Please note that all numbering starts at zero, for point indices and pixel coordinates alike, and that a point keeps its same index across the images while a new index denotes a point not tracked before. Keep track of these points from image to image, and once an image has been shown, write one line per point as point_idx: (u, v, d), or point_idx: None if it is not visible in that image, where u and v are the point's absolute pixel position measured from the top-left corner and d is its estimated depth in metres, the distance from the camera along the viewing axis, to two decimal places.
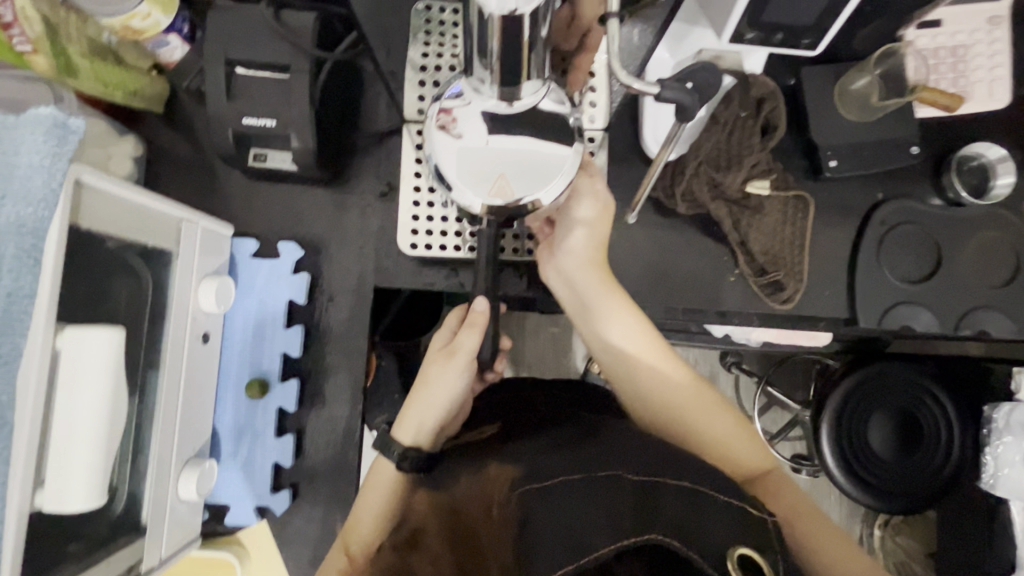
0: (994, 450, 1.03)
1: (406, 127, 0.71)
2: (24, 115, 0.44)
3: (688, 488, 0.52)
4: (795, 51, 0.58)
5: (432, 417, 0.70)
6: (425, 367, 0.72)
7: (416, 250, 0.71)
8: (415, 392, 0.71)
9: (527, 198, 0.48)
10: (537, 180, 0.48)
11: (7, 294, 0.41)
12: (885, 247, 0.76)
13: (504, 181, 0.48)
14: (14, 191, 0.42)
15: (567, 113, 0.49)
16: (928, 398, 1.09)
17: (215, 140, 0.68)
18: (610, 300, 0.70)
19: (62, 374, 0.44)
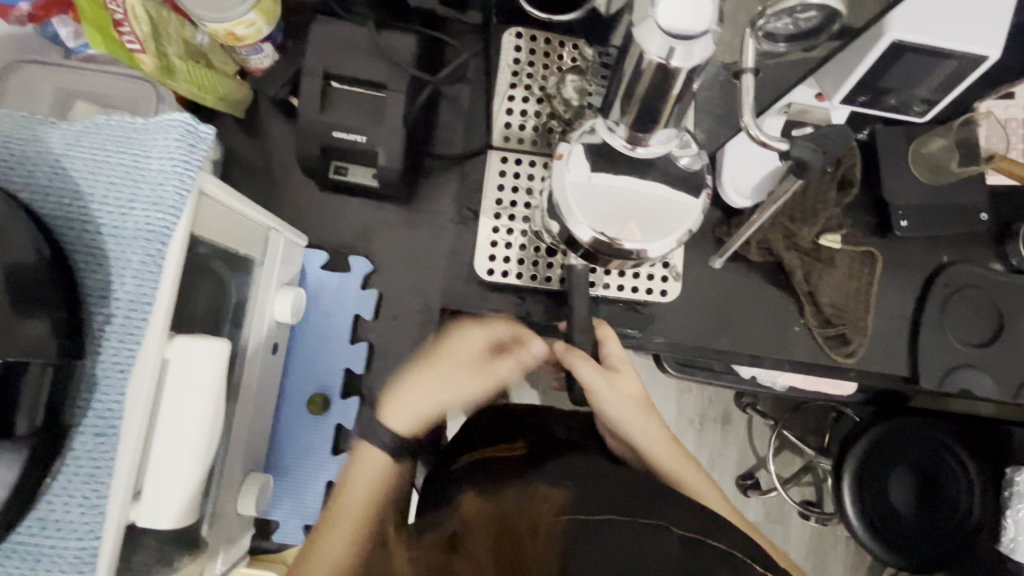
0: (1017, 514, 0.95)
1: (491, 152, 0.71)
2: (157, 119, 0.43)
3: (730, 554, 0.48)
4: (903, 118, 0.60)
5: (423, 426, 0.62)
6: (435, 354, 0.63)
7: (492, 276, 0.71)
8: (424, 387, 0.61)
9: (649, 246, 0.49)
10: (663, 232, 0.49)
11: (129, 300, 0.40)
12: (949, 310, 0.77)
13: (634, 225, 0.48)
14: (144, 195, 0.42)
15: (689, 157, 0.49)
16: (951, 457, 1.01)
17: (302, 152, 0.68)
18: (627, 403, 0.65)
19: (171, 384, 0.43)
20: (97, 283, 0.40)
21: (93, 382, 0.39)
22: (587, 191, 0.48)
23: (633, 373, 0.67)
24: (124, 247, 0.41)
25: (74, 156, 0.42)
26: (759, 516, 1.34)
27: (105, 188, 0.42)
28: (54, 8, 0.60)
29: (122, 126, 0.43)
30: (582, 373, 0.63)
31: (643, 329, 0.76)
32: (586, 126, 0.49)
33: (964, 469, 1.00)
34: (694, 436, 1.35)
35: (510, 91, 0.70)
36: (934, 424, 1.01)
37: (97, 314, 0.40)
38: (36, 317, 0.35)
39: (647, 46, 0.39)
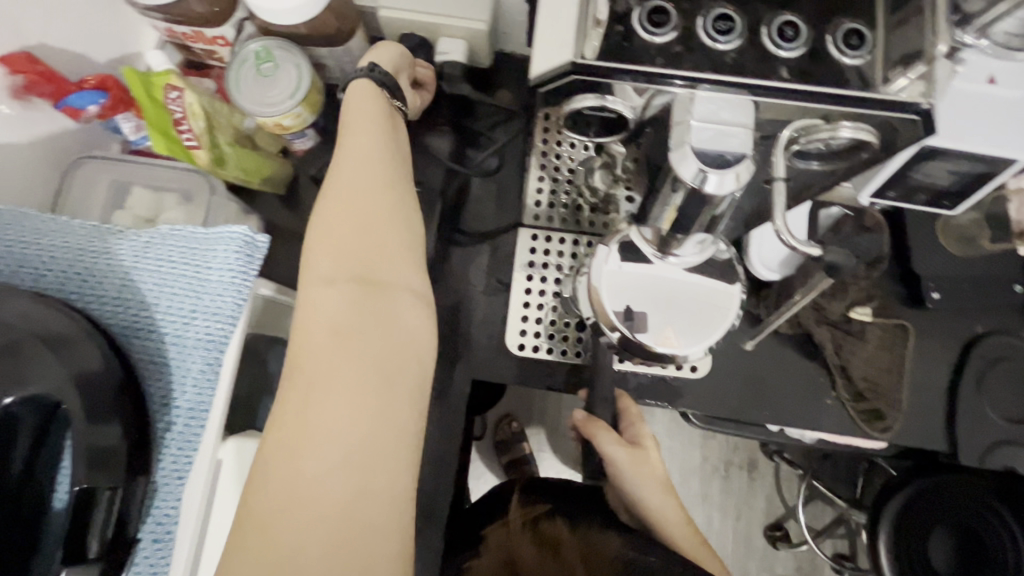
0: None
1: (521, 230, 0.74)
2: (215, 229, 0.46)
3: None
4: (932, 208, 0.64)
5: (359, 148, 0.51)
6: (369, 225, 0.48)
7: (524, 350, 0.73)
8: (359, 249, 0.48)
9: (688, 350, 0.53)
10: (702, 334, 0.53)
11: (188, 407, 0.43)
12: (986, 383, 0.75)
13: (671, 332, 0.53)
14: (204, 306, 0.44)
15: (727, 256, 0.54)
16: (993, 519, 0.89)
17: None
18: (651, 477, 0.64)
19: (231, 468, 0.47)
20: (158, 391, 0.42)
21: (152, 490, 0.41)
22: (619, 283, 0.53)
23: (655, 450, 0.67)
24: (185, 355, 0.44)
25: (141, 268, 0.45)
26: (789, 569, 1.29)
27: (168, 299, 0.44)
28: (118, 107, 0.65)
29: (185, 236, 0.46)
30: (606, 449, 0.64)
31: (672, 401, 0.76)
32: (622, 231, 0.53)
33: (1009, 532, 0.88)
34: (718, 483, 1.31)
35: (541, 169, 0.72)
36: (973, 479, 0.90)
37: (158, 421, 0.42)
38: (109, 423, 0.37)
39: (683, 171, 0.39)
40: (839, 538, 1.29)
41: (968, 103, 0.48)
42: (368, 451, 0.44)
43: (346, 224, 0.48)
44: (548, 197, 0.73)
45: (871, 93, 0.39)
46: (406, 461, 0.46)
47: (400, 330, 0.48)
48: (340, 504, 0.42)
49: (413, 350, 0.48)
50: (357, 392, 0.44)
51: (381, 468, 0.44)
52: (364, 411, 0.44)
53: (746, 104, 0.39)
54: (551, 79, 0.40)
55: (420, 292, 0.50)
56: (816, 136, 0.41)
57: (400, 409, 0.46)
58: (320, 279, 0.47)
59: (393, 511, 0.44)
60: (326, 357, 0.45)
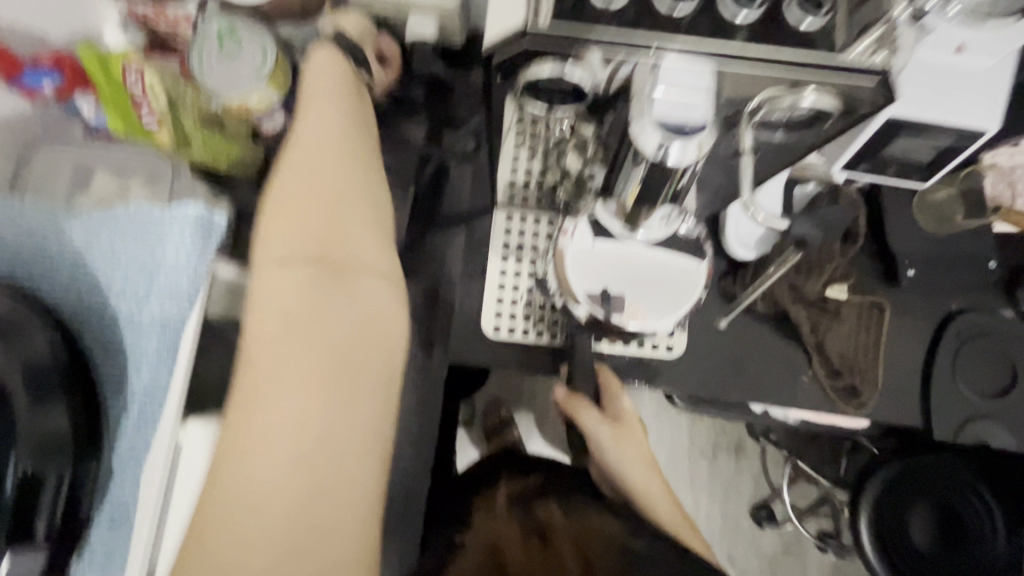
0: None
1: (496, 211, 0.74)
2: (169, 209, 0.45)
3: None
4: (905, 182, 0.63)
5: (317, 130, 0.49)
6: (328, 205, 0.46)
7: (499, 333, 0.74)
8: (319, 232, 0.45)
9: (656, 325, 0.52)
10: (669, 310, 0.53)
11: (143, 390, 0.42)
12: (960, 359, 0.76)
13: (637, 305, 0.52)
14: (159, 288, 0.43)
15: (698, 234, 0.53)
16: (970, 492, 0.91)
17: None
18: (632, 452, 0.66)
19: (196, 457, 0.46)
20: (112, 374, 0.42)
21: (109, 472, 0.41)
22: (585, 259, 0.52)
23: (635, 424, 0.69)
24: (141, 337, 0.43)
25: (94, 249, 0.44)
26: (774, 548, 1.31)
27: (122, 280, 0.43)
28: (76, 87, 0.64)
29: (138, 215, 0.44)
30: (587, 418, 0.66)
31: (650, 380, 0.75)
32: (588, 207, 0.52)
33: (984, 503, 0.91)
34: (705, 465, 1.32)
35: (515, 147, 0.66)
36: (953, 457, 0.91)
37: (113, 404, 0.42)
38: (53, 405, 0.36)
39: (643, 143, 0.39)
40: (824, 517, 1.30)
41: (931, 72, 0.49)
42: (326, 449, 0.43)
43: (305, 206, 0.46)
44: (524, 178, 0.70)
45: (834, 56, 0.38)
46: (371, 453, 0.45)
47: (363, 320, 0.46)
48: (293, 500, 0.41)
49: (378, 339, 0.46)
50: (312, 387, 0.43)
51: (340, 463, 0.43)
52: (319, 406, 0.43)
53: (708, 71, 0.38)
54: (506, 47, 0.39)
55: (384, 275, 0.48)
56: (779, 104, 0.41)
57: (363, 402, 0.45)
58: (274, 264, 0.44)
59: (350, 507, 0.44)
60: (277, 349, 0.43)
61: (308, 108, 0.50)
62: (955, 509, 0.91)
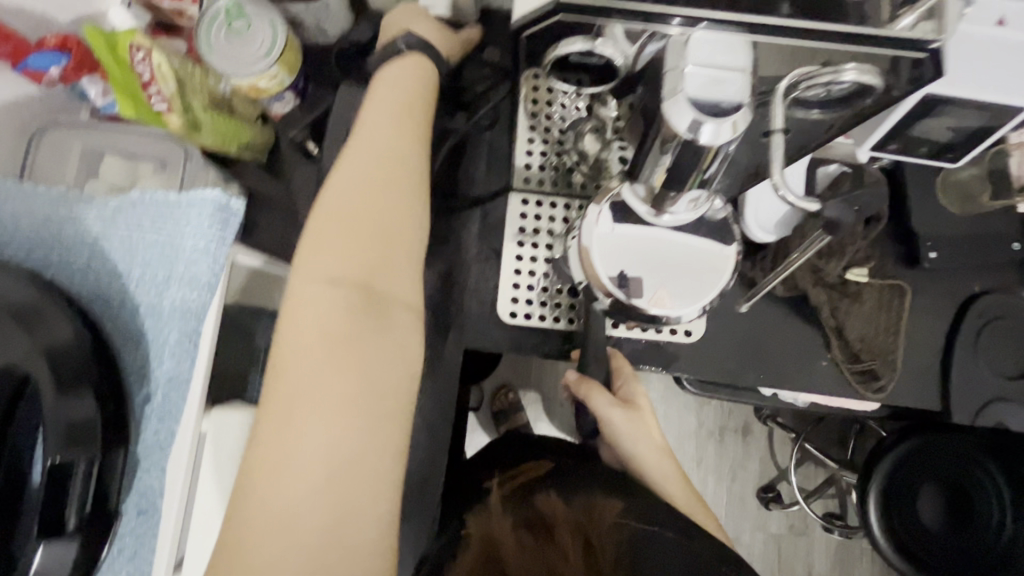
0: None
1: (511, 195, 0.73)
2: (188, 194, 0.44)
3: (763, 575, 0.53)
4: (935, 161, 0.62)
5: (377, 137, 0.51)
6: (378, 224, 0.48)
7: (516, 318, 0.73)
8: (365, 260, 0.47)
9: (681, 311, 0.52)
10: (695, 295, 0.52)
11: (167, 379, 0.41)
12: (980, 341, 0.75)
13: (663, 292, 0.51)
14: (179, 275, 0.43)
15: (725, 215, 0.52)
16: (977, 469, 0.92)
17: None
18: (645, 435, 0.67)
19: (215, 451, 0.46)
20: (135, 363, 0.41)
21: (135, 464, 0.40)
22: (608, 244, 0.51)
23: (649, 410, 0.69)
24: (162, 324, 0.42)
25: (111, 237, 0.43)
26: (781, 529, 1.31)
27: (141, 268, 0.43)
28: (83, 69, 0.61)
29: (157, 200, 0.44)
30: (597, 406, 0.66)
31: (666, 365, 0.75)
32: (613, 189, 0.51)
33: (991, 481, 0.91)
34: (713, 447, 1.32)
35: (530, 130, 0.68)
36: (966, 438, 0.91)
37: (137, 393, 0.41)
38: (81, 396, 0.36)
39: (676, 122, 0.37)
40: (830, 498, 1.31)
41: (970, 46, 0.47)
42: (353, 477, 0.43)
43: (359, 231, 0.47)
44: (539, 159, 0.70)
45: (876, 30, 0.37)
46: (387, 491, 0.45)
47: (398, 349, 0.47)
48: (322, 525, 0.42)
49: (404, 370, 0.47)
50: (346, 413, 0.43)
51: (363, 495, 0.44)
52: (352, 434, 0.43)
53: (744, 44, 0.37)
54: (538, 17, 0.38)
55: (415, 307, 0.49)
56: (817, 81, 0.39)
57: (383, 433, 0.45)
58: (321, 281, 0.45)
59: (365, 543, 0.43)
60: (310, 371, 0.43)
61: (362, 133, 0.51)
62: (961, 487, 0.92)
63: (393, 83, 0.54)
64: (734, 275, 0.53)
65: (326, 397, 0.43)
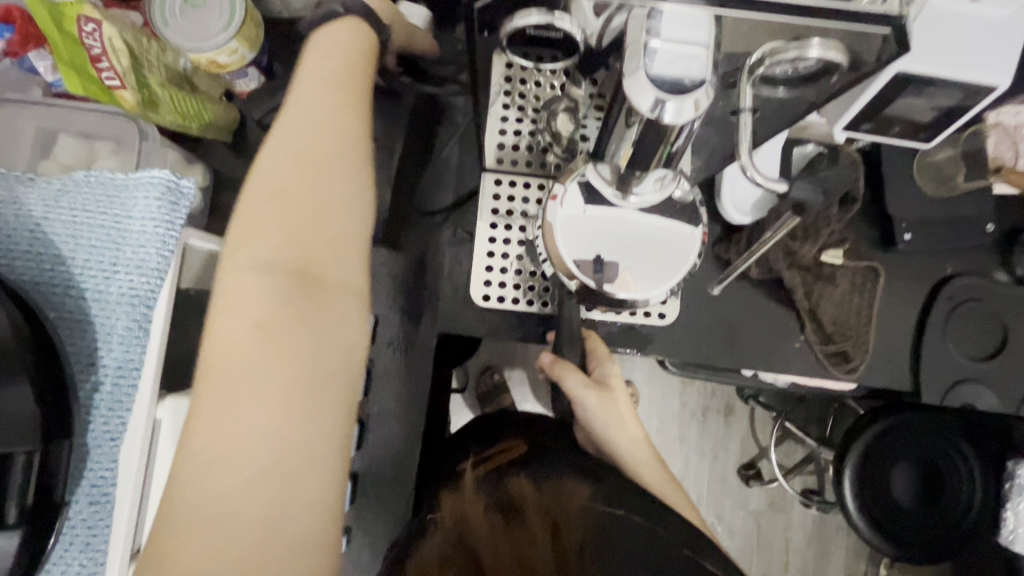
0: (1017, 506, 0.93)
1: (484, 175, 0.71)
2: (134, 175, 0.44)
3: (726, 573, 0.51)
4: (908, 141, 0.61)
5: (314, 111, 0.50)
6: (314, 206, 0.48)
7: (489, 301, 0.71)
8: (305, 241, 0.47)
9: (648, 294, 0.51)
10: (662, 278, 0.51)
11: (117, 365, 0.44)
12: (952, 323, 0.75)
13: (627, 275, 0.51)
14: (127, 260, 0.44)
15: (694, 199, 0.51)
16: (951, 447, 0.94)
17: None
18: (619, 418, 0.67)
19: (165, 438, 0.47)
20: (81, 353, 0.43)
21: (84, 453, 0.43)
22: (572, 223, 0.50)
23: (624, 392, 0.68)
24: (109, 312, 0.43)
25: (52, 220, 0.43)
26: (761, 506, 1.34)
27: (86, 253, 0.43)
28: (29, 42, 0.61)
29: (100, 182, 0.44)
30: (572, 386, 0.65)
31: (641, 348, 0.75)
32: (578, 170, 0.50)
33: (964, 458, 0.94)
34: (695, 427, 1.34)
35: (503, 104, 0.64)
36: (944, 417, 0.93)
37: (84, 383, 0.43)
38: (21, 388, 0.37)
39: (639, 102, 0.36)
40: (809, 475, 1.34)
41: (942, 22, 0.46)
42: (285, 461, 0.42)
43: (289, 216, 0.46)
44: (512, 139, 0.68)
45: (838, 6, 0.36)
46: (323, 477, 0.43)
47: (335, 333, 0.46)
48: (255, 512, 0.40)
49: (342, 353, 0.46)
50: (276, 394, 0.43)
51: (298, 479, 0.42)
52: (295, 414, 0.43)
53: (708, 19, 0.35)
54: None
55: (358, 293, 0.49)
56: (783, 58, 0.38)
57: (319, 415, 0.44)
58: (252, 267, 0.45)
59: (302, 530, 0.42)
60: (244, 354, 0.43)
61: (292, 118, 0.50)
62: (936, 463, 0.93)
63: (324, 47, 0.52)
64: (702, 256, 0.52)
65: (253, 380, 0.42)
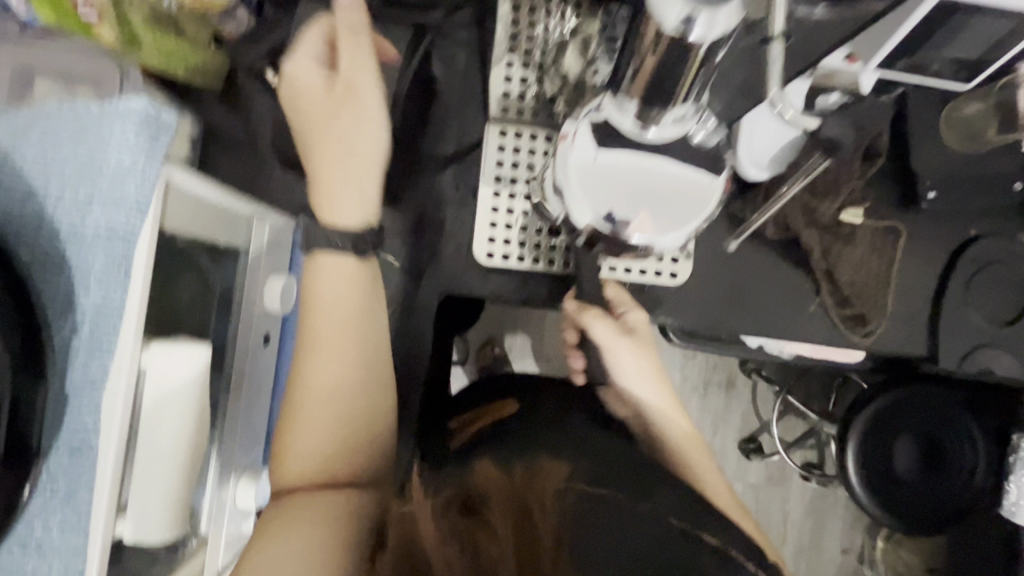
0: (1020, 479, 0.84)
1: (489, 125, 0.67)
2: (112, 104, 0.39)
3: (731, 556, 0.46)
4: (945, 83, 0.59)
5: (339, 158, 0.58)
6: (353, 355, 0.57)
7: (493, 259, 0.68)
8: (344, 423, 0.55)
9: (668, 239, 0.47)
10: (681, 221, 0.47)
11: (94, 311, 0.37)
12: (973, 286, 0.73)
13: (648, 217, 0.46)
14: (104, 192, 0.38)
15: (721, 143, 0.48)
16: (956, 419, 0.91)
17: None
18: (646, 370, 0.64)
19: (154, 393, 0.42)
20: (60, 292, 0.37)
21: (64, 401, 0.37)
22: (585, 165, 0.46)
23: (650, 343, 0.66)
24: (86, 250, 0.37)
25: (24, 148, 0.38)
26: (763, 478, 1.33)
27: (60, 182, 0.38)
28: None
29: (75, 111, 0.39)
30: (596, 329, 0.64)
31: (651, 310, 0.72)
32: (591, 104, 0.46)
33: (969, 432, 0.91)
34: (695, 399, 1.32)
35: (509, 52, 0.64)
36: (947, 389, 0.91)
37: (60, 325, 0.37)
38: None
39: (663, 18, 0.35)
40: (811, 448, 1.32)
41: None
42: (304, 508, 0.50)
43: (329, 408, 0.55)
44: (518, 86, 0.65)
45: None
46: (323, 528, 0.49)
47: (371, 414, 0.56)
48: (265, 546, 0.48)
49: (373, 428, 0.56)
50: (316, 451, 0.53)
51: (304, 524, 0.49)
52: (359, 365, 0.57)
53: None
54: None
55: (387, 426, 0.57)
56: None
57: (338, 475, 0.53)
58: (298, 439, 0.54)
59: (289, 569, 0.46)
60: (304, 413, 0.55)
61: (331, 168, 0.58)
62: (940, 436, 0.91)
63: (318, 74, 0.59)
64: (720, 207, 0.48)
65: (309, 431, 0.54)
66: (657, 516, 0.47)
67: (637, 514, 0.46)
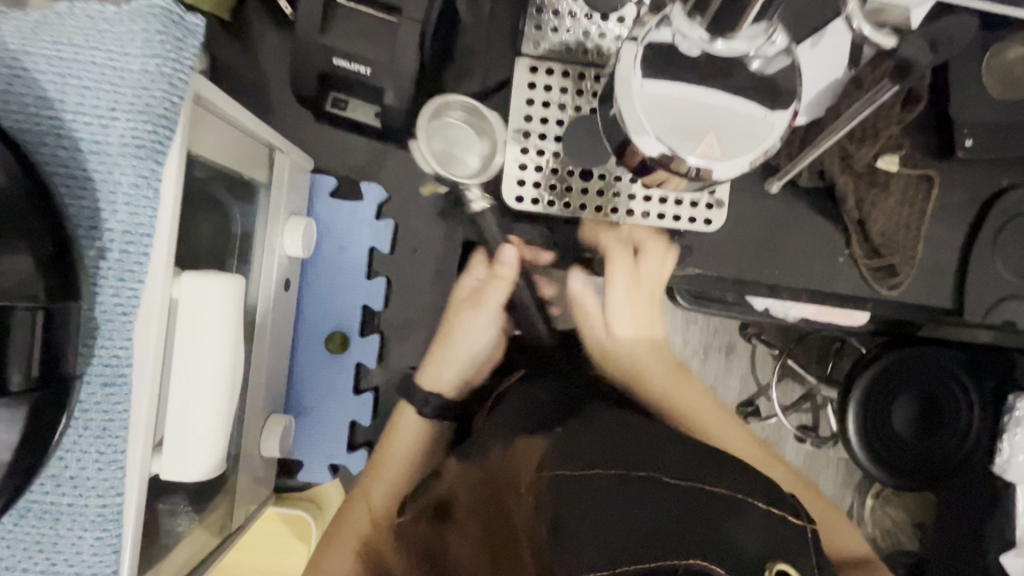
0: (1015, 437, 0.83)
1: (518, 60, 0.64)
2: (126, 8, 0.37)
3: (729, 496, 0.41)
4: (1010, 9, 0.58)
5: (459, 362, 0.72)
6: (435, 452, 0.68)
7: (522, 203, 0.65)
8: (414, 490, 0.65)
9: (734, 162, 0.44)
10: (748, 146, 0.44)
11: (124, 230, 0.38)
12: (1003, 238, 0.71)
13: (713, 140, 0.43)
14: (127, 102, 0.37)
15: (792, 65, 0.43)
16: (954, 383, 0.85)
17: (298, 72, 0.62)
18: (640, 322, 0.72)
19: (185, 320, 0.41)
20: (82, 215, 0.37)
21: (94, 326, 0.38)
22: (640, 91, 0.43)
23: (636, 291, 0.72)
24: (112, 166, 0.37)
25: (34, 54, 0.36)
26: None
27: (78, 94, 0.36)
28: None
29: (88, 15, 0.37)
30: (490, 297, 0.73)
31: (680, 259, 0.71)
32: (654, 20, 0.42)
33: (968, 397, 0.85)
34: (690, 369, 1.10)
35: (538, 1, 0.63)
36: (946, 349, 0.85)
37: (88, 249, 0.37)
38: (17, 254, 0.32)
39: None
40: None
41: None
42: None
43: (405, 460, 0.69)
44: (552, 21, 0.63)
45: None
46: None
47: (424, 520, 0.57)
48: None
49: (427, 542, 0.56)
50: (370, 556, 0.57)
51: None
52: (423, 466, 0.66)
53: None
54: None
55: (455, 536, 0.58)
56: None
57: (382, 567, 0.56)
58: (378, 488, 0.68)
59: None
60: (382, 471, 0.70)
61: (447, 343, 0.73)
62: (936, 398, 0.85)
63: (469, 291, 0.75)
64: (781, 143, 0.45)
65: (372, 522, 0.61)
66: (644, 479, 0.44)
67: (620, 484, 0.44)
